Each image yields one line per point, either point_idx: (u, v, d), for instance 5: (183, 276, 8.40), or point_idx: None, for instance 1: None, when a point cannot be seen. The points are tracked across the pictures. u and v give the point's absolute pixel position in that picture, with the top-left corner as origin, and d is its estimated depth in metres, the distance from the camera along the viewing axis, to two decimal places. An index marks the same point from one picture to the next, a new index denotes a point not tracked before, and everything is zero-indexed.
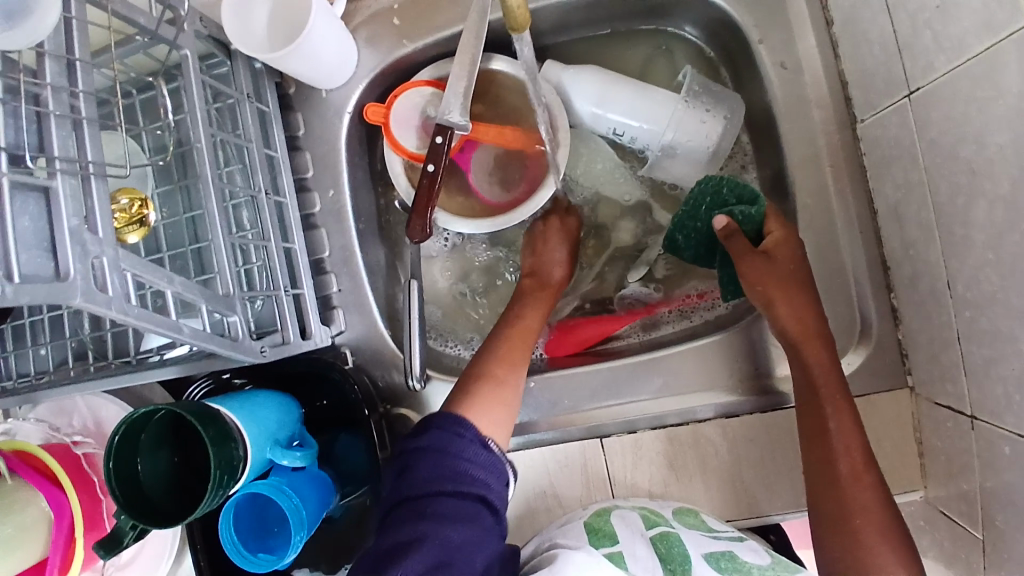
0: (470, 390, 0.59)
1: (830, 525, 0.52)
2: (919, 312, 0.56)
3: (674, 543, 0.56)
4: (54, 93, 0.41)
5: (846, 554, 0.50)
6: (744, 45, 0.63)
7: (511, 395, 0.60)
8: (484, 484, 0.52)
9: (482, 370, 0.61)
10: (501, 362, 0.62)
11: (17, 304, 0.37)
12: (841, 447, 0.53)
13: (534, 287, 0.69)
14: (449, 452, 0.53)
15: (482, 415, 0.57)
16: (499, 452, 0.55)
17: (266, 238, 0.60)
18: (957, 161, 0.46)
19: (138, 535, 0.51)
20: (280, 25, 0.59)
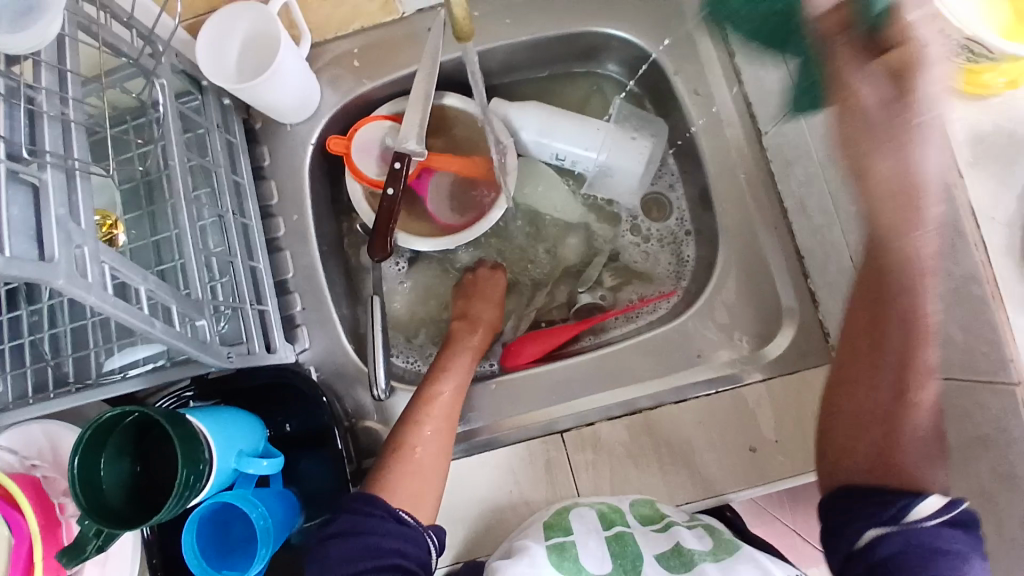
0: (387, 466, 0.61)
1: (847, 430, 0.51)
2: (832, 289, 0.64)
3: (628, 543, 0.60)
4: (48, 97, 0.45)
5: (875, 450, 0.49)
6: (663, 79, 0.74)
7: (431, 466, 0.60)
8: (399, 553, 0.54)
9: (399, 442, 0.62)
10: (419, 431, 0.62)
11: (5, 275, 0.37)
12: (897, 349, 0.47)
13: (464, 332, 0.71)
14: (359, 531, 0.54)
15: (399, 492, 0.59)
16: (415, 523, 0.57)
17: (233, 255, 0.62)
18: (843, 148, 0.56)
19: (100, 547, 0.50)
20: (251, 51, 0.65)
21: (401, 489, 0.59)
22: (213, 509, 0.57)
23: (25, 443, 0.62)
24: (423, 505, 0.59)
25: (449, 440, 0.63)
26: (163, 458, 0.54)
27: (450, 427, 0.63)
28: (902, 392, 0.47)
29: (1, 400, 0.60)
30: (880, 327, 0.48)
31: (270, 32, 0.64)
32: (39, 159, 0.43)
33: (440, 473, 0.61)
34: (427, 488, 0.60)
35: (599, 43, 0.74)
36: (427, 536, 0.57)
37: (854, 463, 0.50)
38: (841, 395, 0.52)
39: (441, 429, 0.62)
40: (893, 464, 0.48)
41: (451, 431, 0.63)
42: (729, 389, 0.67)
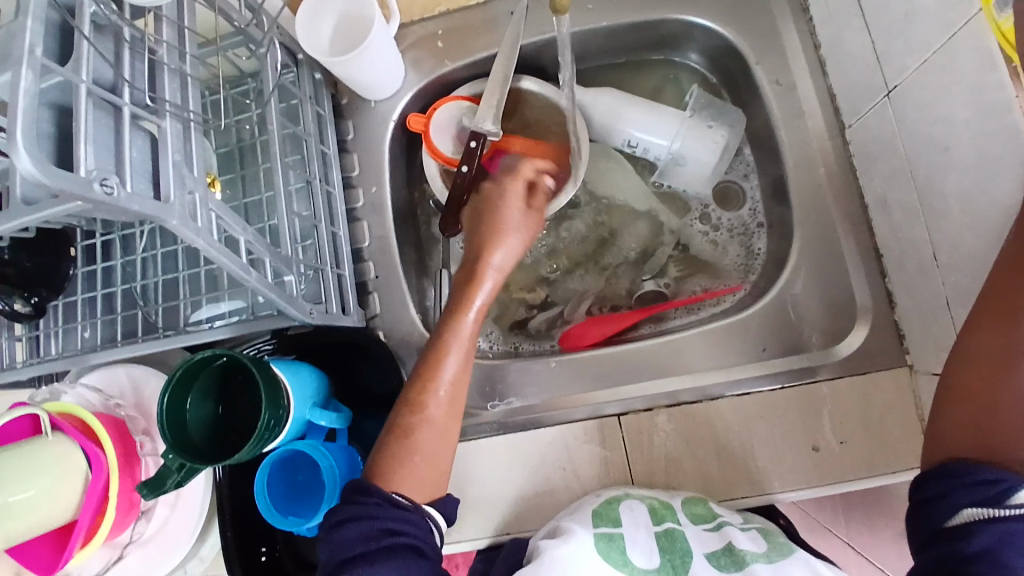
0: (387, 449, 0.58)
1: (958, 397, 0.48)
2: (911, 288, 0.61)
3: (677, 539, 0.59)
4: (168, 52, 0.48)
5: (985, 417, 0.46)
6: (743, 68, 0.73)
7: (434, 450, 0.59)
8: (402, 532, 0.53)
9: (399, 423, 0.59)
10: (420, 415, 0.59)
11: (126, 209, 0.40)
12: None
13: (464, 287, 0.66)
14: (358, 518, 0.53)
15: (397, 476, 0.57)
16: (408, 505, 0.55)
17: (317, 220, 0.66)
18: (933, 140, 0.54)
19: (179, 482, 0.53)
20: (344, 25, 0.68)
21: (400, 473, 0.57)
22: (281, 457, 0.60)
23: (110, 383, 0.67)
24: (429, 485, 0.58)
25: (449, 413, 0.60)
26: (245, 404, 0.58)
27: (454, 404, 0.61)
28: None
29: (90, 343, 0.65)
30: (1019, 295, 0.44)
31: (361, 13, 0.67)
32: (159, 107, 0.46)
33: (446, 453, 0.60)
34: (431, 472, 0.58)
35: (680, 32, 0.74)
36: (427, 516, 0.56)
37: (963, 433, 0.47)
38: (961, 356, 0.48)
39: (443, 410, 0.60)
40: (998, 435, 0.45)
41: (454, 409, 0.61)
42: (796, 384, 0.65)
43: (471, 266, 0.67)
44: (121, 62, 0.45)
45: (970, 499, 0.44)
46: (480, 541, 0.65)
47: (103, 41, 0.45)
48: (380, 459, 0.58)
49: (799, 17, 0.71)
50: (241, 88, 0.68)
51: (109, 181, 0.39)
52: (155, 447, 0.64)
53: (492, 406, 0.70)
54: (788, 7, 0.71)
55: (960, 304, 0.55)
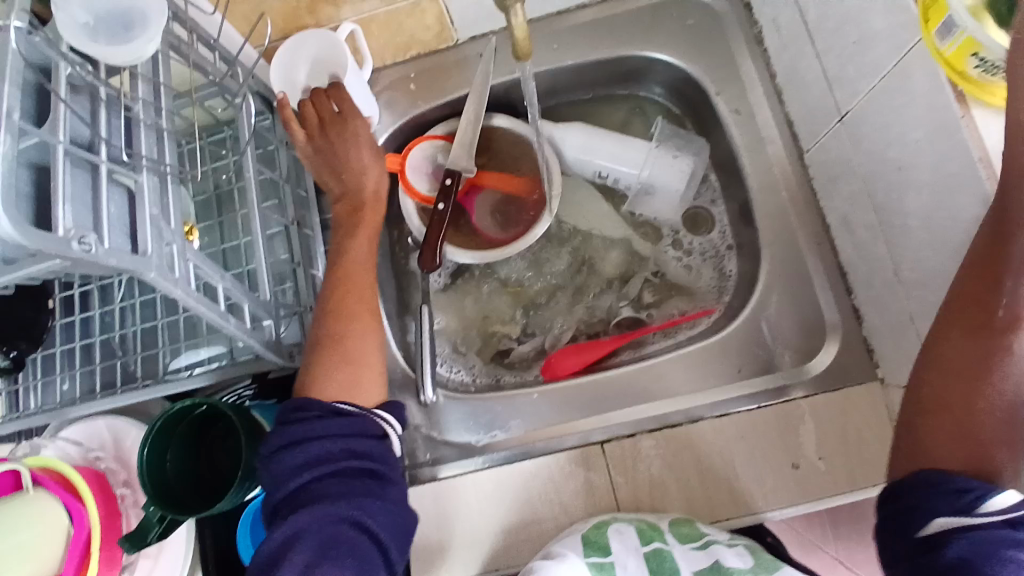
0: (315, 361, 0.60)
1: (932, 410, 0.49)
2: (877, 304, 0.64)
3: (666, 560, 0.60)
4: (144, 108, 0.49)
5: (960, 429, 0.47)
6: (705, 99, 0.76)
7: (362, 349, 0.62)
8: (352, 453, 0.53)
9: (322, 335, 0.61)
10: (340, 322, 0.62)
11: (105, 264, 0.41)
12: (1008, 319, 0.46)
13: (350, 219, 0.67)
14: (303, 440, 0.53)
15: (334, 377, 0.59)
16: (352, 411, 0.56)
17: (295, 262, 0.67)
18: (888, 161, 0.57)
19: (161, 533, 0.52)
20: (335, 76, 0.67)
21: (337, 372, 0.59)
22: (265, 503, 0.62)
23: (89, 436, 0.66)
24: (367, 387, 0.60)
25: (367, 315, 0.64)
26: (223, 450, 0.59)
27: (369, 305, 0.64)
28: (1001, 362, 0.46)
29: (69, 396, 0.64)
30: (986, 307, 0.46)
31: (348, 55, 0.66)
32: (136, 163, 0.47)
33: (375, 357, 0.62)
34: (365, 373, 0.60)
35: (643, 66, 0.77)
36: (373, 415, 0.57)
37: (942, 446, 0.47)
38: (930, 371, 0.50)
39: (362, 310, 0.63)
40: (972, 443, 0.46)
41: (371, 314, 0.64)
42: (772, 403, 0.66)
43: (354, 196, 0.67)
44: (97, 121, 0.46)
45: (947, 509, 0.44)
46: None
47: (79, 101, 0.46)
48: (308, 371, 0.59)
49: (754, 48, 0.74)
50: (217, 136, 0.69)
51: (88, 239, 0.40)
52: (136, 499, 0.64)
53: (478, 440, 0.70)
54: (744, 40, 0.74)
55: (923, 318, 0.57)
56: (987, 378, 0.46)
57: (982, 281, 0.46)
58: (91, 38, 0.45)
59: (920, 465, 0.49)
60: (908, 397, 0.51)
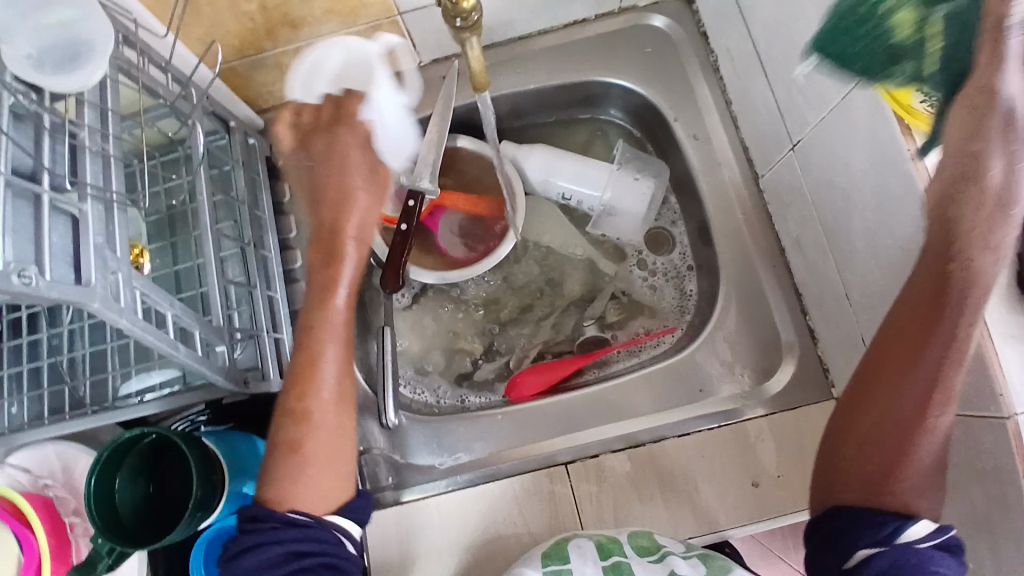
0: (275, 466, 0.55)
1: (858, 444, 0.49)
2: (829, 324, 0.65)
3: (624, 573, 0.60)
4: (90, 134, 0.48)
5: (881, 470, 0.48)
6: (663, 123, 0.77)
7: (326, 454, 0.55)
8: (309, 552, 0.51)
9: (285, 437, 0.55)
10: (302, 425, 0.55)
11: (47, 297, 0.40)
12: (927, 378, 0.44)
13: (324, 267, 0.56)
14: (255, 546, 0.50)
15: (298, 489, 0.54)
16: (309, 522, 0.52)
17: (252, 286, 0.66)
18: (835, 189, 0.59)
19: (111, 565, 0.51)
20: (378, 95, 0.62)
21: (300, 486, 0.54)
22: (221, 532, 0.58)
23: (38, 462, 0.63)
24: (331, 493, 0.55)
25: (337, 403, 0.57)
26: (179, 479, 0.57)
27: (340, 400, 0.57)
28: (918, 417, 0.45)
29: (17, 421, 0.61)
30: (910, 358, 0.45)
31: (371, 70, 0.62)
32: (79, 190, 0.46)
33: (343, 455, 0.56)
34: (329, 478, 0.55)
35: (603, 91, 0.79)
36: (330, 525, 0.54)
37: (856, 481, 0.49)
38: (864, 402, 0.49)
39: (327, 411, 0.56)
40: (886, 483, 0.47)
41: (342, 403, 0.57)
42: (731, 421, 0.68)
43: (330, 238, 0.56)
44: (40, 151, 0.46)
45: (868, 540, 0.47)
46: None
47: (22, 130, 0.46)
48: (269, 479, 0.54)
49: (710, 75, 0.75)
50: (170, 156, 0.67)
51: (27, 271, 0.39)
52: (85, 528, 0.62)
53: (442, 463, 0.70)
54: (700, 66, 0.76)
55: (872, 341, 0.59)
56: (907, 431, 0.46)
57: (909, 330, 0.45)
58: (35, 64, 0.45)
59: (849, 497, 0.49)
60: (840, 419, 0.52)
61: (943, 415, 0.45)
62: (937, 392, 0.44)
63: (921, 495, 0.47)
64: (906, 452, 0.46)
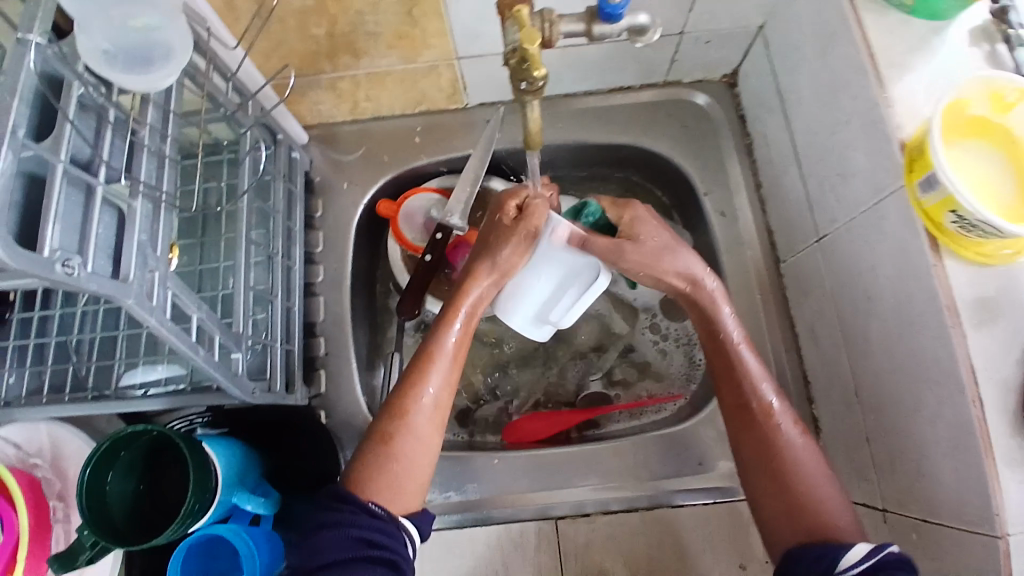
0: (366, 458, 0.55)
1: (774, 485, 0.57)
2: (835, 416, 0.66)
3: None
4: (151, 133, 0.50)
5: (783, 490, 0.56)
6: (693, 195, 0.79)
7: (412, 457, 0.55)
8: (381, 540, 0.50)
9: (384, 429, 0.56)
10: (404, 421, 0.56)
11: (85, 288, 0.40)
12: (751, 383, 0.60)
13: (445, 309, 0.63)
14: (333, 524, 0.50)
15: (376, 484, 0.54)
16: (384, 515, 0.52)
17: (274, 296, 0.67)
18: (856, 288, 0.60)
19: (91, 558, 0.50)
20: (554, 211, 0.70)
21: (376, 478, 0.54)
22: (200, 541, 0.57)
23: (28, 440, 0.62)
24: (406, 496, 0.55)
25: (438, 416, 0.58)
26: (170, 481, 0.56)
27: (436, 417, 0.58)
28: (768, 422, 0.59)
29: (14, 392, 0.61)
30: (732, 380, 0.61)
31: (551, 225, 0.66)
32: (131, 185, 0.46)
33: (431, 463, 0.57)
34: (414, 481, 0.55)
35: (639, 156, 0.81)
36: (401, 529, 0.52)
37: (787, 519, 0.56)
38: (741, 430, 0.60)
39: (424, 419, 0.57)
40: (808, 514, 0.55)
41: (438, 417, 0.58)
42: (726, 500, 0.69)
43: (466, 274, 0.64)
44: (100, 143, 0.47)
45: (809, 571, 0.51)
46: None
47: (85, 120, 0.47)
48: (355, 465, 0.55)
49: (743, 157, 0.78)
50: (215, 156, 0.69)
51: (71, 262, 0.39)
52: (66, 514, 0.61)
53: (432, 499, 0.69)
54: (735, 147, 0.78)
55: (878, 441, 0.60)
56: (782, 455, 0.57)
57: (724, 378, 0.62)
58: (109, 63, 0.46)
59: (795, 535, 0.55)
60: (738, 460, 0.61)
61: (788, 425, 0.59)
62: (772, 408, 0.59)
63: (840, 513, 0.55)
64: (794, 471, 0.57)
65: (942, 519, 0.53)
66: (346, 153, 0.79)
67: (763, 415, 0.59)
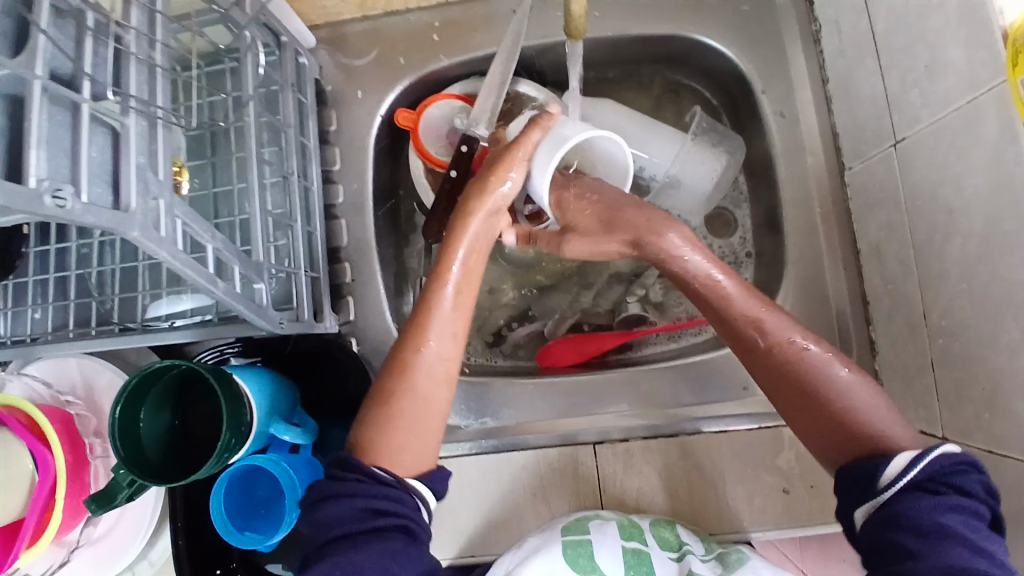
0: (371, 420, 0.53)
1: (801, 400, 0.52)
2: (896, 340, 0.61)
3: (643, 558, 0.62)
4: (137, 39, 0.43)
5: (815, 405, 0.51)
6: (749, 96, 0.71)
7: (419, 419, 0.53)
8: (394, 508, 0.49)
9: (384, 389, 0.53)
10: (404, 380, 0.53)
11: (82, 222, 0.36)
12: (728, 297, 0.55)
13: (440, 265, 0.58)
14: (337, 495, 0.49)
15: (394, 449, 0.52)
16: (389, 478, 0.50)
17: (293, 221, 0.62)
18: (937, 202, 0.53)
19: (130, 495, 0.51)
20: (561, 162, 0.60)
21: (392, 442, 0.52)
22: (239, 470, 0.57)
23: (60, 377, 0.63)
24: (415, 457, 0.53)
25: (447, 374, 0.55)
26: (203, 416, 0.55)
27: (440, 376, 0.54)
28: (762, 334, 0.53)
29: (40, 327, 0.60)
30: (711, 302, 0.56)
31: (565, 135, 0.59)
32: (122, 102, 0.41)
33: (438, 424, 0.54)
34: (420, 442, 0.53)
35: (687, 51, 0.72)
36: (412, 493, 0.51)
37: (833, 439, 0.50)
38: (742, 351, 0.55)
39: (429, 381, 0.54)
40: (849, 422, 0.50)
41: (445, 373, 0.54)
42: (770, 424, 0.67)
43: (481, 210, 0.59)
44: (82, 51, 0.41)
45: (855, 502, 0.47)
46: (443, 560, 0.68)
47: (62, 26, 0.41)
48: (360, 430, 0.53)
49: (809, 48, 0.68)
50: (217, 67, 0.62)
51: (63, 192, 0.35)
52: (105, 451, 0.61)
53: (466, 425, 0.69)
54: (799, 37, 0.68)
55: (944, 367, 0.55)
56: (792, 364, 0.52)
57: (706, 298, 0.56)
58: None
59: (844, 448, 0.49)
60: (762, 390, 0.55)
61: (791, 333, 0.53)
62: (763, 317, 0.54)
63: (878, 410, 0.50)
64: (815, 380, 0.51)
65: (1011, 452, 0.49)
66: (357, 57, 0.72)
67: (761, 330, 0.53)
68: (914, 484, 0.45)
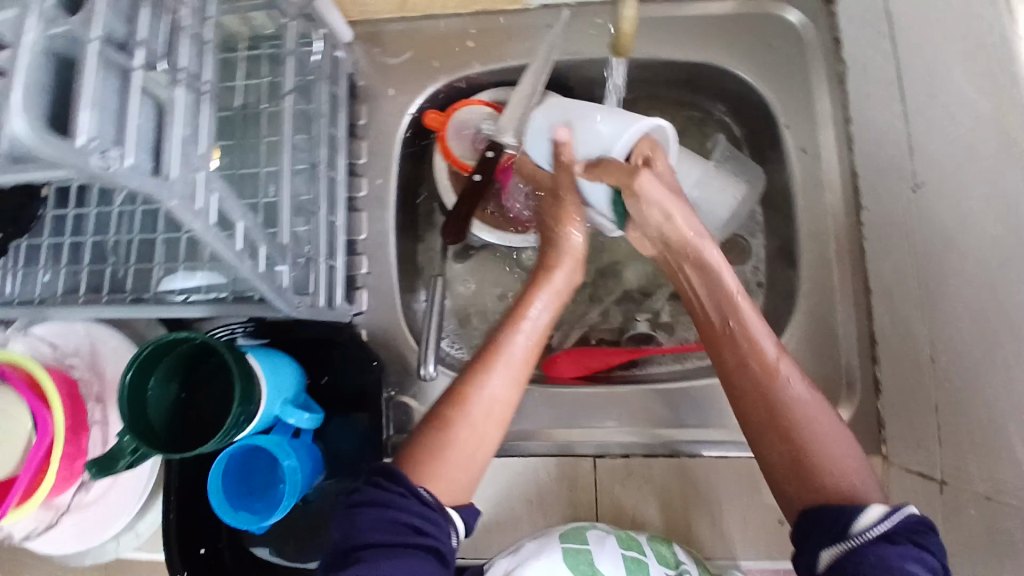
0: (425, 440, 0.54)
1: (785, 445, 0.52)
2: (901, 379, 0.62)
3: (642, 570, 0.62)
4: (190, 13, 0.45)
5: (794, 452, 0.52)
6: (772, 130, 0.72)
7: (469, 447, 0.54)
8: (429, 531, 0.49)
9: (442, 414, 0.55)
10: (460, 407, 0.55)
11: (124, 184, 0.37)
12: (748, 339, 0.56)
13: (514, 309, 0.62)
14: (377, 505, 0.49)
15: (438, 472, 0.53)
16: (431, 501, 0.50)
17: (317, 209, 0.63)
18: (952, 245, 0.54)
19: (130, 464, 0.51)
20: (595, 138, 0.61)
21: (438, 465, 0.53)
22: (242, 449, 0.57)
23: (64, 339, 0.63)
24: (458, 484, 0.53)
25: (502, 409, 0.56)
26: (210, 396, 0.55)
27: (493, 410, 0.56)
28: (772, 376, 0.54)
29: (49, 290, 0.60)
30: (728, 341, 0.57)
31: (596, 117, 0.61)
32: (172, 74, 0.42)
33: (485, 458, 0.55)
34: (466, 472, 0.54)
35: (715, 80, 0.73)
36: (448, 520, 0.51)
37: (801, 488, 0.51)
38: (739, 390, 0.56)
39: (485, 414, 0.56)
40: (822, 475, 0.50)
41: (504, 407, 0.56)
42: None
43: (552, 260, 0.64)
44: (137, 19, 0.41)
45: (825, 542, 0.46)
46: None
47: None
48: (413, 448, 0.54)
49: (834, 89, 0.70)
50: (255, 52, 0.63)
51: (109, 153, 0.35)
52: (104, 417, 0.61)
53: None
54: (826, 79, 0.70)
55: (947, 409, 0.56)
56: (781, 407, 0.53)
57: (721, 339, 0.58)
58: None
59: (808, 498, 0.50)
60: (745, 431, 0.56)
61: (790, 376, 0.54)
62: (769, 355, 0.55)
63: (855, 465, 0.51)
64: (801, 427, 0.52)
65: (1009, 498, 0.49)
66: (394, 55, 0.73)
67: (765, 371, 0.54)
68: (878, 536, 0.44)
